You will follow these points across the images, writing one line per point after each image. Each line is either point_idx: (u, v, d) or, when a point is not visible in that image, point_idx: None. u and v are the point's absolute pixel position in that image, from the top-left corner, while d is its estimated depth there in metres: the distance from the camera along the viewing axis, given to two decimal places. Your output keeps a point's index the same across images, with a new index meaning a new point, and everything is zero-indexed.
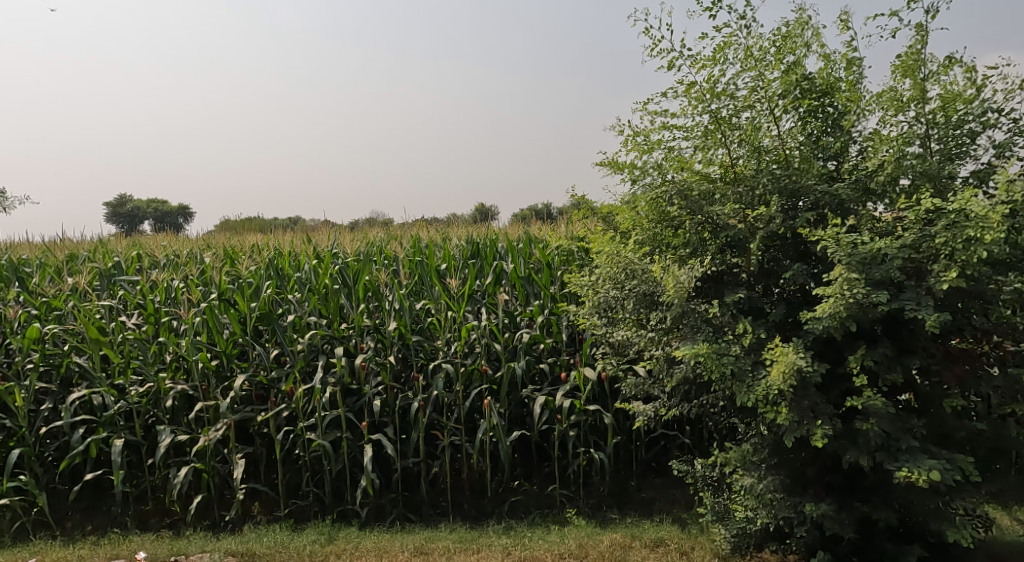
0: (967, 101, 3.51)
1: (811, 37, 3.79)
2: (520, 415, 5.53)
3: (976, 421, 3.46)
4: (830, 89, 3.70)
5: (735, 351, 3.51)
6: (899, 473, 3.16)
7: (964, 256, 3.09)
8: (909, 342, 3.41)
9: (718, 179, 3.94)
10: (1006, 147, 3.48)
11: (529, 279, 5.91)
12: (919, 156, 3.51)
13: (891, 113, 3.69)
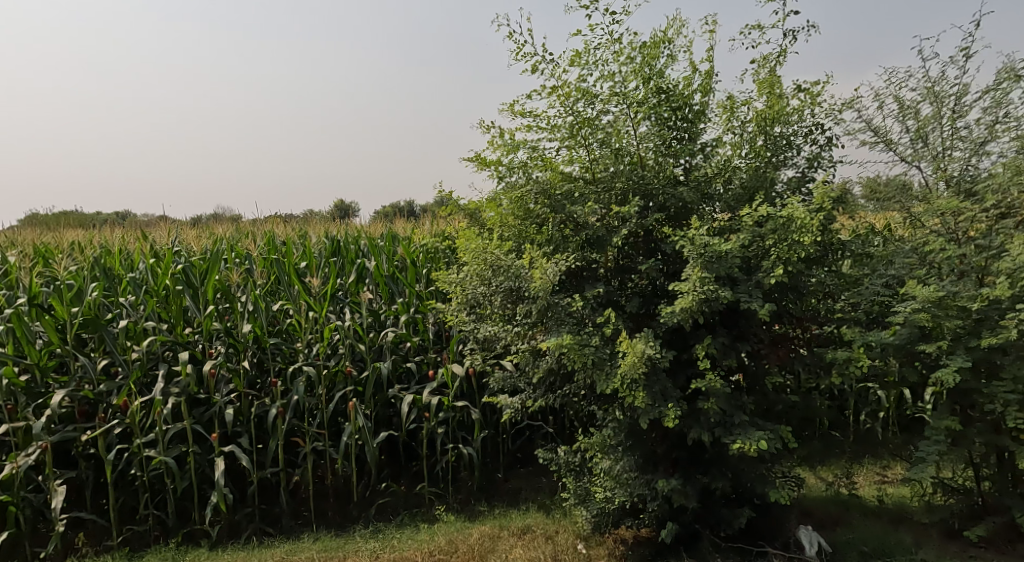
0: (792, 116, 4.01)
1: (670, 49, 4.16)
2: (388, 415, 5.56)
3: (790, 395, 4.00)
4: (682, 100, 4.07)
5: (595, 342, 3.81)
6: (734, 445, 3.59)
7: (787, 255, 3.60)
8: (743, 329, 3.87)
9: (579, 177, 4.21)
10: (818, 160, 4.04)
11: (393, 278, 5.99)
12: (747, 165, 4.06)
13: (727, 120, 4.16)
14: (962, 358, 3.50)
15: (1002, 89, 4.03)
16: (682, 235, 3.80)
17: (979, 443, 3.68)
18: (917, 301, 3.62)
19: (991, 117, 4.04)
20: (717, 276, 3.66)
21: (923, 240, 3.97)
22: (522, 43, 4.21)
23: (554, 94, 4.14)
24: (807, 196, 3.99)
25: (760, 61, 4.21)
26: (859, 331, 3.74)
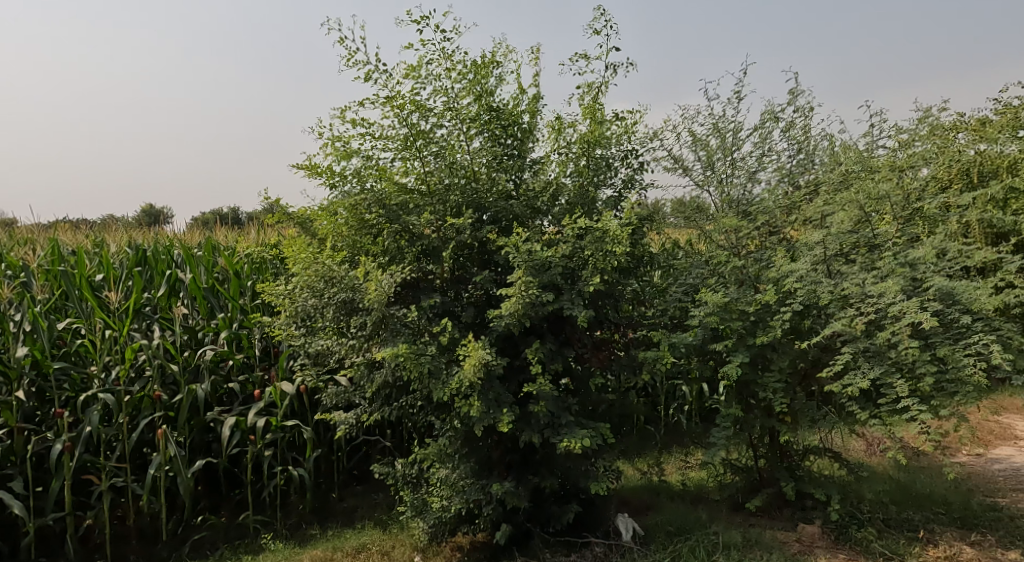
0: (609, 141, 4.43)
1: (499, 70, 4.44)
2: (205, 441, 5.26)
3: (610, 394, 4.39)
4: (512, 120, 4.36)
5: (431, 351, 3.94)
6: (562, 444, 3.86)
7: (602, 264, 3.96)
8: (569, 335, 4.22)
9: (414, 190, 4.33)
10: (632, 182, 4.51)
11: (212, 291, 5.69)
12: (573, 183, 4.43)
13: (555, 140, 4.52)
14: (742, 354, 4.08)
15: (765, 128, 4.78)
16: (506, 243, 4.04)
17: (756, 426, 4.34)
18: (707, 306, 4.14)
19: (759, 151, 4.77)
20: (542, 284, 3.97)
21: (713, 254, 4.56)
22: (355, 50, 4.26)
23: (390, 105, 4.24)
24: (622, 213, 4.42)
25: (585, 88, 4.62)
26: (664, 333, 4.21)
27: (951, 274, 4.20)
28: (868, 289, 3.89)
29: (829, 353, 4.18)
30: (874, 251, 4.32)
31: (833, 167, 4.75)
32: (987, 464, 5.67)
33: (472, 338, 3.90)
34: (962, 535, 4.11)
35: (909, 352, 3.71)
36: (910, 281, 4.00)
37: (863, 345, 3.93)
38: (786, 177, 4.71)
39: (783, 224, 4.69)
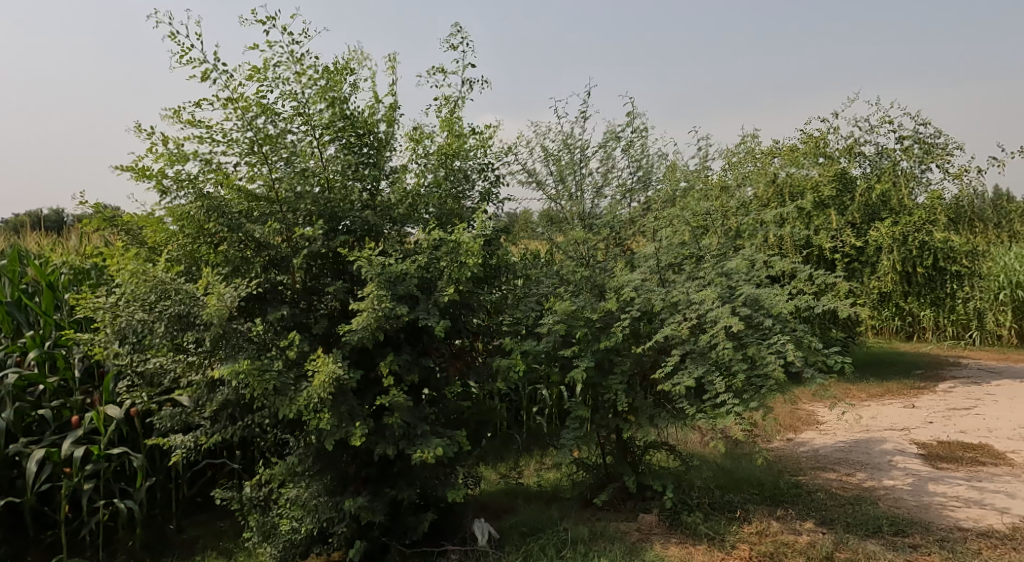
0: (465, 153, 4.56)
1: (352, 78, 4.42)
2: (7, 479, 4.75)
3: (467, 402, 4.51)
4: (368, 129, 4.39)
5: (278, 366, 3.83)
6: (416, 454, 3.86)
7: (455, 275, 4.04)
8: (427, 345, 4.30)
9: (262, 196, 4.20)
10: (489, 196, 4.69)
11: (20, 306, 5.15)
12: (434, 193, 4.47)
13: (416, 149, 4.57)
14: (588, 358, 4.34)
15: (608, 146, 5.13)
16: (358, 256, 4.02)
17: (600, 426, 4.65)
18: (556, 314, 4.36)
19: (603, 168, 5.12)
20: (397, 296, 3.98)
21: (563, 265, 4.82)
22: (189, 47, 4.04)
23: (233, 106, 4.07)
24: (475, 224, 4.52)
25: (442, 100, 4.72)
26: (517, 342, 4.39)
27: (757, 283, 4.81)
28: (692, 297, 4.33)
29: (662, 355, 4.57)
30: (699, 264, 4.83)
31: (672, 183, 5.19)
32: (795, 448, 6.43)
33: (321, 352, 3.83)
34: (770, 511, 4.65)
35: (725, 353, 4.13)
36: (727, 288, 4.56)
37: (690, 347, 4.36)
38: (636, 194, 5.14)
39: (628, 237, 5.05)
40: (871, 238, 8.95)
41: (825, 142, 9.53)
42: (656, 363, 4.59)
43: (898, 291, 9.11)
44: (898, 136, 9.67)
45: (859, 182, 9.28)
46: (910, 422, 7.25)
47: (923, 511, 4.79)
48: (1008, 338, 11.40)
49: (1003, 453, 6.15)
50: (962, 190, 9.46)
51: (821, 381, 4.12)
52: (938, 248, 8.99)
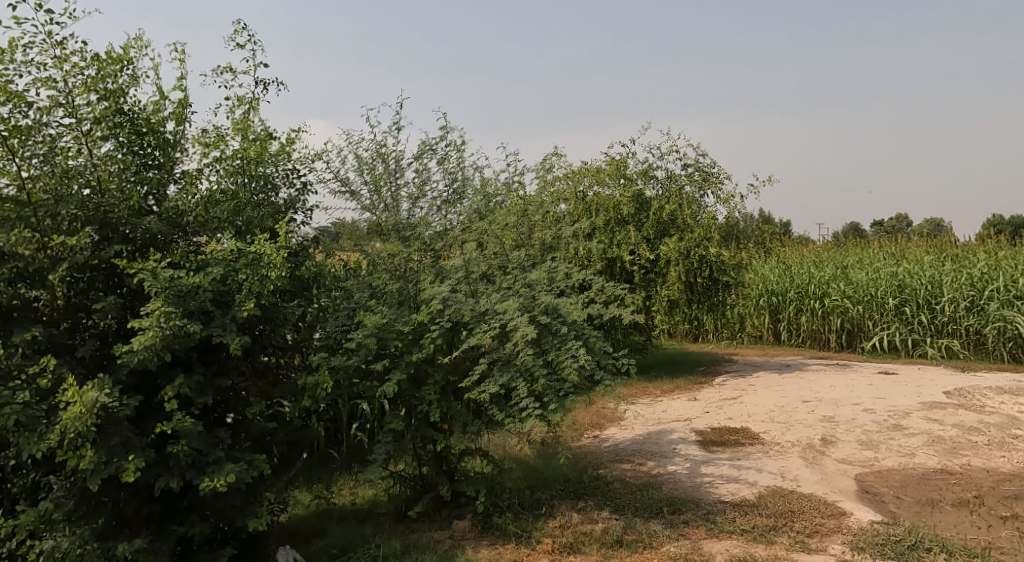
0: (271, 159, 4.45)
1: (129, 71, 4.06)
2: None
3: (268, 423, 4.30)
4: (150, 124, 4.09)
5: (22, 399, 3.39)
6: (204, 484, 3.57)
7: (256, 289, 3.84)
8: (222, 364, 4.04)
9: (9, 198, 3.71)
10: (296, 204, 4.60)
11: None
12: (230, 194, 4.24)
13: (203, 153, 4.32)
14: (399, 372, 4.35)
15: (423, 158, 5.20)
16: (141, 268, 3.68)
17: (414, 437, 4.68)
18: (367, 328, 4.32)
19: (418, 180, 5.18)
20: (188, 312, 3.68)
21: (377, 277, 4.83)
22: None
23: None
24: (263, 238, 4.28)
25: (235, 101, 4.57)
26: (325, 357, 4.33)
27: (557, 293, 5.20)
28: (496, 307, 4.54)
29: (473, 364, 4.72)
30: (506, 274, 5.07)
31: (484, 196, 5.39)
32: (598, 444, 6.91)
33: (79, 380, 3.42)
34: (573, 504, 4.98)
35: (526, 359, 4.40)
36: (528, 299, 4.81)
37: (496, 354, 4.56)
38: (454, 207, 5.23)
39: (440, 248, 5.11)
40: (662, 252, 9.90)
41: (626, 164, 10.39)
42: (467, 371, 4.74)
43: (683, 299, 10.10)
44: (683, 163, 10.78)
45: (653, 202, 10.26)
46: (692, 412, 8.13)
47: (695, 490, 5.42)
48: (767, 337, 13.17)
49: (759, 434, 7.15)
50: (731, 212, 10.80)
51: (607, 382, 4.56)
52: (713, 262, 10.14)
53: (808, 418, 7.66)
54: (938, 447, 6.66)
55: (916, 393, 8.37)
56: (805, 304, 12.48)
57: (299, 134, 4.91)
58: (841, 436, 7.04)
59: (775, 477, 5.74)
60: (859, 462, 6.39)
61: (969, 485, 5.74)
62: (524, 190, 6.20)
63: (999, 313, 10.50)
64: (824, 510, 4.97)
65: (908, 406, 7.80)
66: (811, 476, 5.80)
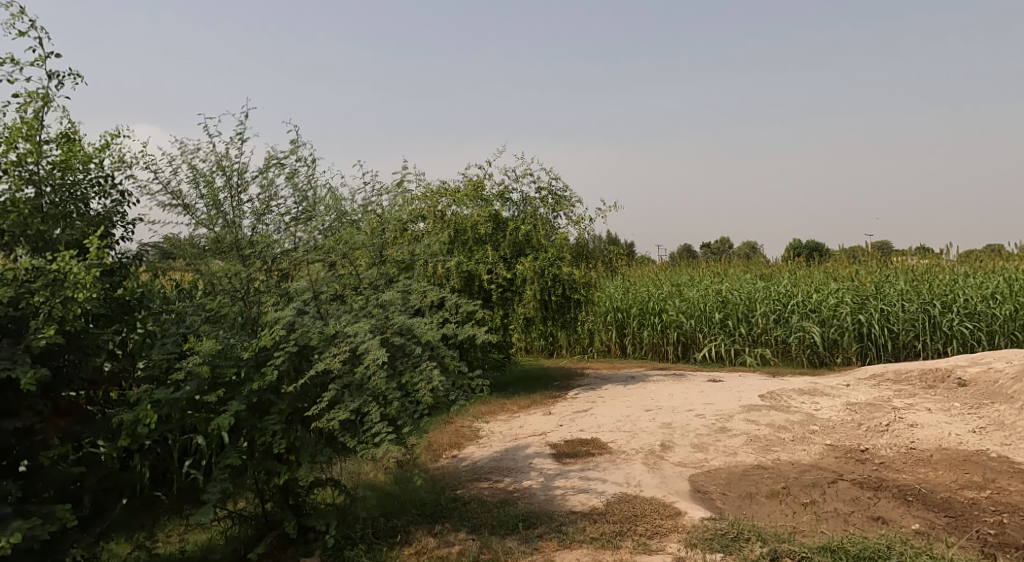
0: (81, 166, 4.07)
1: None
2: None
3: (69, 467, 3.85)
4: None
5: None
6: None
7: (59, 313, 3.44)
8: (11, 404, 3.56)
9: None
10: (113, 216, 4.24)
11: None
12: (18, 197, 3.82)
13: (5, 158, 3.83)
14: (237, 404, 4.05)
15: (269, 173, 4.92)
16: None
17: (257, 470, 4.38)
18: (199, 355, 4.01)
19: (264, 195, 4.88)
20: None
21: (213, 300, 4.52)
22: None
23: None
24: (57, 252, 3.87)
25: (26, 98, 4.09)
26: (146, 391, 3.96)
27: (412, 312, 5.12)
28: (346, 329, 4.36)
29: (322, 390, 4.50)
30: (358, 295, 5.02)
31: (337, 213, 5.14)
32: (455, 464, 6.81)
33: None
34: (429, 528, 4.87)
35: (378, 384, 4.24)
36: (378, 319, 4.65)
37: (348, 380, 4.38)
38: (302, 226, 4.93)
39: (287, 268, 4.88)
40: (518, 271, 10.09)
41: (484, 185, 10.50)
42: (317, 397, 4.52)
43: (538, 317, 10.27)
44: (538, 186, 11.07)
45: (509, 223, 10.43)
46: (546, 427, 8.28)
47: (548, 503, 5.50)
48: (614, 351, 13.77)
49: (607, 444, 7.44)
50: (581, 234, 11.26)
51: (463, 401, 4.55)
52: (566, 280, 10.37)
53: (650, 426, 8.09)
54: (755, 445, 7.32)
55: (737, 397, 9.14)
56: (646, 319, 13.22)
57: (117, 137, 4.53)
58: (678, 441, 7.50)
59: (620, 484, 5.97)
60: (692, 464, 6.84)
61: (779, 477, 6.30)
62: (383, 208, 6.04)
63: (800, 324, 11.85)
64: (663, 511, 5.24)
65: (731, 409, 8.49)
66: (652, 480, 6.10)
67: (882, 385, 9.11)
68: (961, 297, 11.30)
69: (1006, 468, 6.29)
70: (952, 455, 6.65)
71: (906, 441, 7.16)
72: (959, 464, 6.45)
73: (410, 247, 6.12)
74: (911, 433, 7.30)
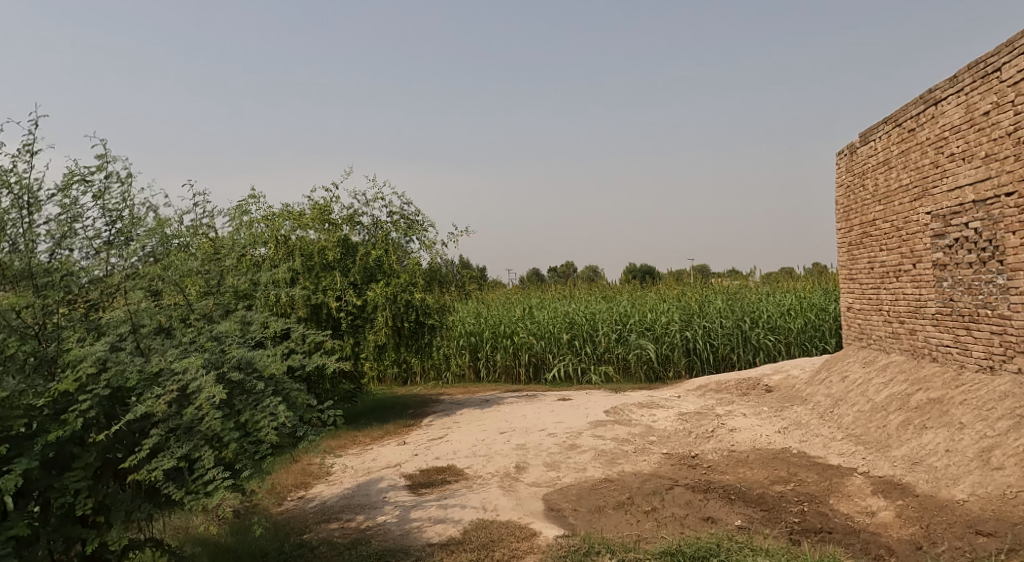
0: None
1: None
2: None
3: None
4: None
5: None
6: None
7: None
8: None
9: None
10: None
11: None
12: None
13: None
14: (27, 459, 3.71)
15: (71, 191, 4.46)
16: None
17: (52, 539, 4.03)
18: None
19: (66, 216, 4.44)
20: None
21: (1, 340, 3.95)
22: None
23: None
24: None
25: None
26: None
27: (250, 346, 5.02)
28: (175, 367, 4.22)
29: (144, 437, 4.33)
30: (188, 327, 4.84)
31: (162, 236, 4.81)
32: (304, 505, 6.66)
33: None
34: None
35: (213, 424, 4.16)
36: (213, 355, 4.57)
37: (176, 423, 4.25)
38: (116, 249, 4.58)
39: (96, 298, 4.53)
40: (369, 297, 10.04)
41: (331, 210, 10.34)
42: (135, 445, 4.33)
43: (391, 344, 10.25)
44: (389, 211, 11.13)
45: (359, 247, 10.39)
46: (402, 457, 8.31)
47: (403, 538, 5.56)
48: (468, 376, 14.00)
49: (463, 470, 7.61)
50: (433, 258, 11.46)
51: (310, 437, 4.58)
52: (418, 306, 10.48)
53: (504, 448, 8.38)
54: (601, 459, 7.82)
55: (583, 414, 9.70)
56: (498, 342, 13.57)
57: None
58: (532, 461, 7.85)
59: (477, 510, 6.16)
60: (545, 483, 7.18)
61: (624, 488, 6.79)
62: (209, 233, 5.80)
63: (637, 341, 12.78)
64: (519, 533, 5.49)
65: (579, 427, 8.99)
66: (507, 503, 6.34)
67: (707, 395, 10.08)
68: (766, 313, 12.78)
69: (805, 461, 7.10)
70: (764, 455, 7.49)
71: (727, 444, 7.99)
72: (769, 462, 7.26)
73: (249, 276, 5.91)
74: (731, 437, 8.14)
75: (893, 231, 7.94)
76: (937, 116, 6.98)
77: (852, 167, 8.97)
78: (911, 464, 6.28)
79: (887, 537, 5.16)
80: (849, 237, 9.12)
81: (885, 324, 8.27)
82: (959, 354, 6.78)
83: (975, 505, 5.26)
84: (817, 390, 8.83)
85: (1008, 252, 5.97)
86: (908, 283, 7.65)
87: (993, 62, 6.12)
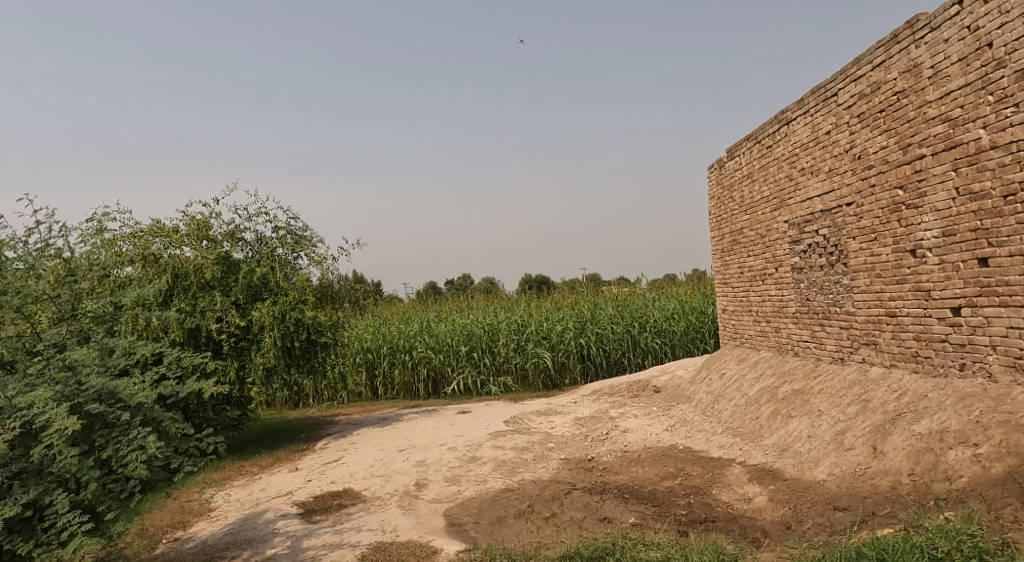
0: None
1: None
2: None
3: None
4: None
5: None
6: None
7: None
8: None
9: None
10: None
11: None
12: None
13: None
14: None
15: None
16: None
17: None
18: None
19: None
20: None
21: None
22: None
23: None
24: None
25: None
26: None
27: (113, 375, 4.68)
28: (17, 403, 3.90)
29: None
30: (35, 358, 4.46)
31: None
32: (183, 546, 6.27)
33: None
34: None
35: (69, 464, 3.86)
36: (70, 387, 4.24)
37: (21, 466, 3.95)
38: None
39: None
40: (254, 317, 9.56)
41: (210, 226, 9.85)
42: None
43: (281, 365, 9.81)
44: (274, 226, 10.74)
45: (242, 264, 9.97)
46: (294, 484, 8.01)
47: None
48: (365, 394, 13.68)
49: (360, 493, 7.43)
50: (323, 275, 11.15)
51: (184, 467, 4.35)
52: (309, 324, 10.16)
53: (402, 467, 8.25)
54: (501, 470, 7.86)
55: (482, 426, 9.73)
56: (395, 357, 13.37)
57: None
58: (432, 477, 7.78)
59: (374, 533, 6.03)
60: (446, 498, 7.12)
61: (524, 497, 6.86)
62: (61, 252, 5.42)
63: (534, 350, 12.99)
64: (418, 553, 5.42)
65: (478, 439, 9.00)
66: (408, 522, 6.25)
67: (601, 398, 10.37)
68: (652, 317, 13.33)
69: (689, 456, 7.46)
70: (654, 453, 7.78)
71: (620, 445, 8.25)
72: (659, 459, 7.56)
73: (114, 295, 5.49)
74: (624, 438, 8.42)
75: (758, 238, 8.51)
76: (789, 135, 7.58)
77: (722, 180, 9.55)
78: (780, 451, 6.73)
79: (762, 520, 5.51)
80: (721, 244, 9.69)
81: (755, 323, 8.85)
82: (817, 348, 7.36)
83: (832, 483, 5.69)
84: (699, 388, 9.30)
85: (850, 256, 6.55)
86: (772, 285, 8.23)
87: (831, 87, 6.72)
